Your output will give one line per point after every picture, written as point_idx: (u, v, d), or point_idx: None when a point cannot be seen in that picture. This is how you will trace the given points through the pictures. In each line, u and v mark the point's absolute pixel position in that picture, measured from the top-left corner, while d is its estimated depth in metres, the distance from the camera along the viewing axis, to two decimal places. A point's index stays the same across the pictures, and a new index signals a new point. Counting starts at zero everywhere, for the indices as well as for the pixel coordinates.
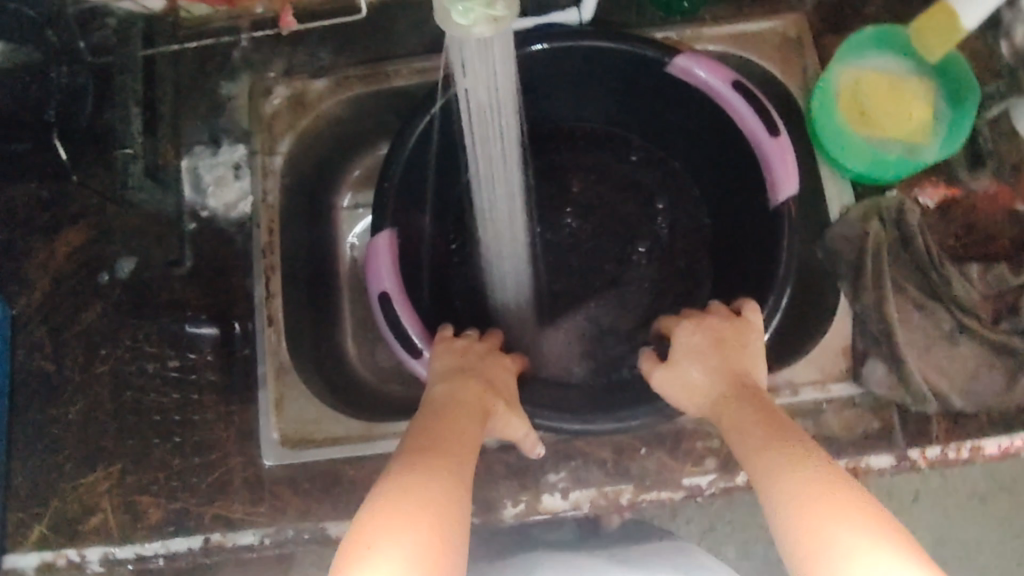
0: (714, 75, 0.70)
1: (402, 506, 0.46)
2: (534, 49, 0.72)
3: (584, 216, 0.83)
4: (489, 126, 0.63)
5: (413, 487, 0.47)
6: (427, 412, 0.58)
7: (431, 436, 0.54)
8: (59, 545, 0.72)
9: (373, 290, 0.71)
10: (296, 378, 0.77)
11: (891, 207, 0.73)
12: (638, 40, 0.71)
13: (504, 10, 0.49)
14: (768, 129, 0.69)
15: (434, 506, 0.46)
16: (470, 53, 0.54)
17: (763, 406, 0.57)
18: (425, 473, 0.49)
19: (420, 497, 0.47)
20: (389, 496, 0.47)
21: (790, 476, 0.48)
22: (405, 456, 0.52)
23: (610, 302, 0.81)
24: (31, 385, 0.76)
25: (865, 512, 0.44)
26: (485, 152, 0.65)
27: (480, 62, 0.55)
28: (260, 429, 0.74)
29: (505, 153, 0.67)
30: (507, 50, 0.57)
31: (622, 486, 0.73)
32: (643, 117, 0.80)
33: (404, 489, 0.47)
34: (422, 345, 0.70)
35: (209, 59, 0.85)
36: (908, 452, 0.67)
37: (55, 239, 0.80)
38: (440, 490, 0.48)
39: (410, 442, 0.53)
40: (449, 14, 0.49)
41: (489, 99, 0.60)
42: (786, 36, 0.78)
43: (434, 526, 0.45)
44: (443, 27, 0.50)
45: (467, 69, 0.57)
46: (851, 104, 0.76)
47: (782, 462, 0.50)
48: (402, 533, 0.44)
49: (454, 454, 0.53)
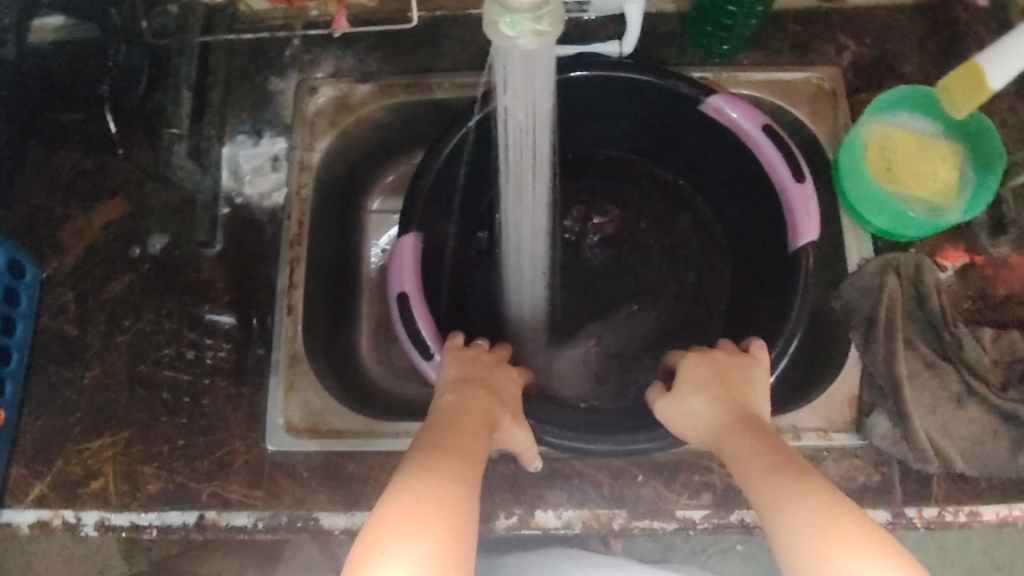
0: (745, 116, 0.71)
1: (414, 511, 0.44)
2: (574, 75, 0.73)
3: (606, 243, 0.84)
4: (523, 163, 0.63)
5: (422, 492, 0.45)
6: (436, 413, 0.57)
7: (439, 440, 0.52)
8: (56, 505, 0.74)
9: (393, 289, 0.71)
10: (308, 369, 0.78)
11: (909, 265, 0.75)
12: (674, 75, 0.73)
13: (550, 25, 0.45)
14: (794, 175, 0.70)
15: (445, 510, 0.44)
16: (511, 83, 0.53)
17: (767, 434, 0.56)
18: (435, 478, 0.47)
19: (433, 503, 0.45)
20: (400, 502, 0.44)
21: (802, 504, 0.47)
22: (415, 457, 0.50)
23: (622, 330, 0.81)
24: (51, 347, 0.79)
25: (888, 550, 0.43)
26: (516, 179, 0.65)
27: (522, 94, 0.55)
28: (266, 414, 0.76)
29: (538, 187, 0.67)
30: (547, 91, 0.56)
31: (616, 510, 0.71)
32: (675, 152, 0.81)
33: (414, 493, 0.45)
34: (434, 348, 0.68)
35: (260, 55, 0.87)
36: (906, 510, 0.68)
37: (93, 210, 0.83)
38: (452, 495, 0.46)
39: (421, 443, 0.52)
40: (494, 23, 0.45)
41: (526, 134, 0.60)
42: (820, 88, 0.83)
43: (447, 532, 0.43)
44: (486, 35, 0.46)
45: (508, 91, 0.55)
46: (878, 160, 0.77)
47: (792, 489, 0.48)
48: (419, 537, 0.42)
49: (464, 454, 0.51)
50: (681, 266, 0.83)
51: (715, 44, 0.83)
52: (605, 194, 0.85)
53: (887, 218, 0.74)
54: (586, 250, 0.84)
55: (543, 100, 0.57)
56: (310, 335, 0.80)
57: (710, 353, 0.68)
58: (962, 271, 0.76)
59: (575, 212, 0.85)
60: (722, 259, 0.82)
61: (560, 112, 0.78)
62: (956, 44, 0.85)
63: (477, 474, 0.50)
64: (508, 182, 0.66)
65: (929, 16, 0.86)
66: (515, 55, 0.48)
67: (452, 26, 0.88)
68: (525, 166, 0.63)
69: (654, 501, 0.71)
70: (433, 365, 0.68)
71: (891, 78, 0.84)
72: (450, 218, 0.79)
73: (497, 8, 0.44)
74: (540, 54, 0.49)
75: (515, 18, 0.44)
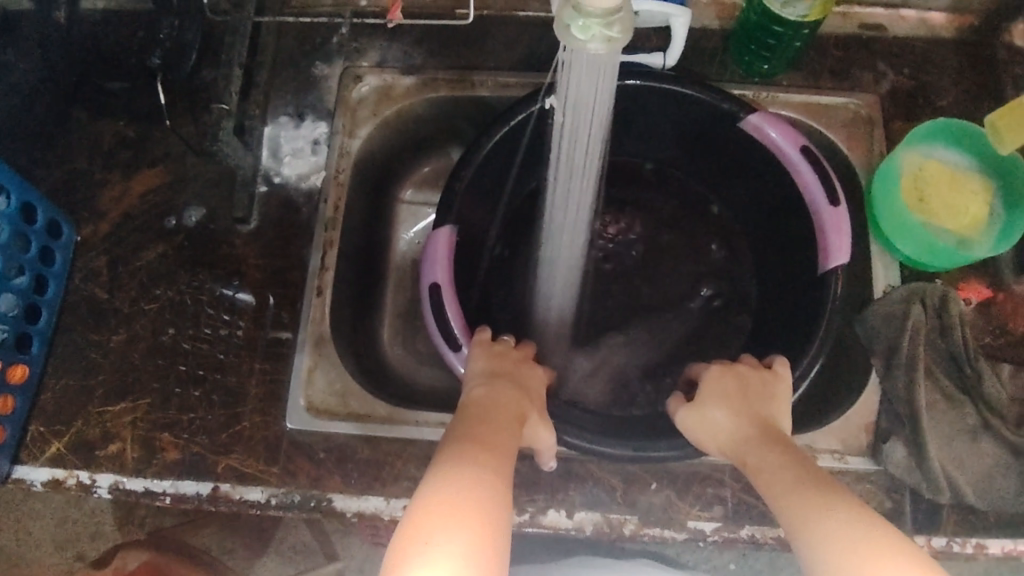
0: (784, 137, 0.72)
1: (455, 503, 0.45)
2: (626, 84, 0.74)
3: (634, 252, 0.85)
4: (574, 161, 0.64)
5: (461, 485, 0.46)
6: (468, 406, 0.58)
7: (472, 433, 0.53)
8: (71, 465, 0.74)
9: (425, 280, 0.71)
10: (333, 352, 0.78)
11: (936, 295, 0.75)
12: (717, 92, 0.73)
13: (620, 33, 0.46)
14: (829, 198, 0.71)
15: (483, 503, 0.45)
16: (575, 80, 0.54)
17: (790, 449, 0.57)
18: (471, 470, 0.48)
19: (473, 497, 0.45)
20: (438, 496, 0.45)
21: (831, 519, 0.47)
22: (448, 449, 0.51)
23: (644, 340, 0.82)
24: (80, 309, 0.79)
25: (922, 569, 0.43)
26: (565, 175, 0.66)
27: (584, 93, 0.56)
28: (288, 394, 0.76)
29: (586, 188, 0.68)
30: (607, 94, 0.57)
31: (628, 516, 0.71)
32: (711, 169, 0.83)
33: (452, 486, 0.46)
34: (461, 340, 0.69)
35: (308, 38, 0.88)
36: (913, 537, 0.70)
37: (131, 178, 0.83)
38: (489, 489, 0.47)
39: (453, 435, 0.53)
40: (567, 28, 0.46)
41: (582, 134, 0.61)
42: (857, 115, 0.84)
43: (488, 525, 0.44)
44: (558, 39, 0.47)
45: (570, 90, 0.56)
46: (911, 188, 0.78)
47: (820, 505, 0.48)
48: (461, 529, 0.43)
49: (496, 446, 0.52)
50: (707, 282, 0.84)
51: (756, 62, 0.84)
52: (638, 204, 0.86)
53: (916, 246, 0.75)
54: (614, 257, 0.85)
55: (603, 100, 0.58)
56: (336, 317, 0.81)
57: (732, 369, 0.68)
58: (983, 305, 0.77)
59: (608, 219, 0.86)
60: (749, 278, 0.83)
61: None
62: (993, 83, 0.86)
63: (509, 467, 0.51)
64: (558, 176, 0.67)
65: (969, 53, 0.87)
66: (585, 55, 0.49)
67: (499, 27, 0.89)
68: (575, 166, 0.64)
69: (666, 511, 0.71)
70: (459, 356, 0.69)
71: (928, 111, 0.85)
72: (486, 215, 0.79)
73: (570, 11, 0.45)
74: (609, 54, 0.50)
75: (586, 22, 0.45)
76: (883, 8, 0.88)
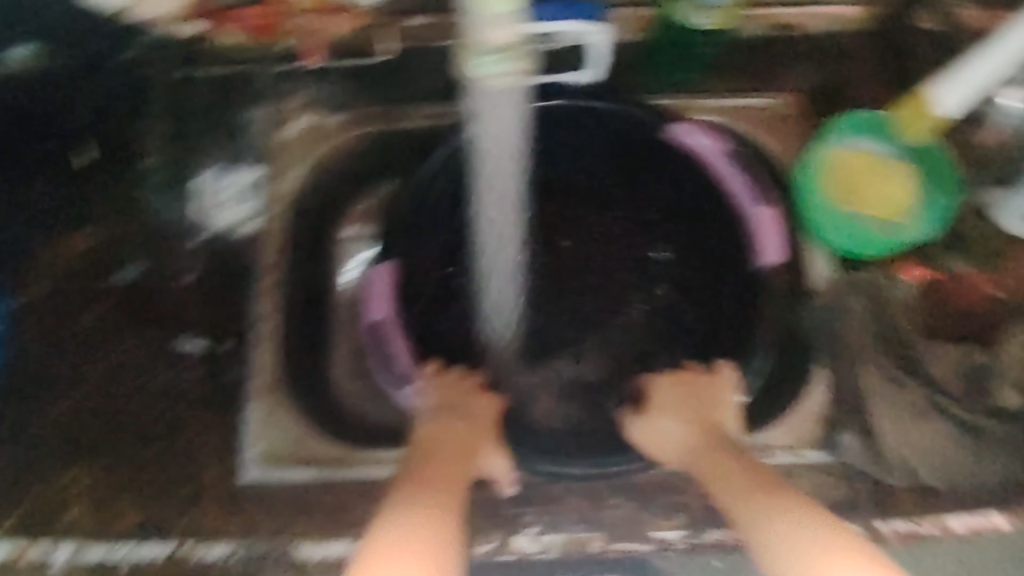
0: (711, 143, 0.77)
1: (407, 544, 0.44)
2: (556, 103, 0.78)
3: (577, 269, 0.83)
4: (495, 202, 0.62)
5: (414, 528, 0.46)
6: (419, 448, 0.58)
7: (420, 474, 0.53)
8: (25, 541, 0.68)
9: (368, 318, 0.70)
10: (285, 399, 0.79)
11: (867, 282, 0.79)
12: (644, 106, 0.78)
13: (526, 63, 0.44)
14: (756, 199, 0.76)
15: (436, 546, 0.45)
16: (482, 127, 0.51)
17: (750, 464, 0.62)
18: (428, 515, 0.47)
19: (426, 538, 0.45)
20: (390, 540, 0.45)
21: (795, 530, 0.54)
22: (395, 493, 0.51)
23: (593, 353, 0.81)
24: (19, 377, 0.76)
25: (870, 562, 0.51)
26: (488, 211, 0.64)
27: (491, 147, 0.52)
28: (240, 448, 0.76)
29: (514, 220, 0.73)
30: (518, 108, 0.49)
31: (593, 534, 0.70)
32: (643, 177, 0.82)
33: (405, 530, 0.46)
34: (407, 373, 0.68)
35: (230, 86, 0.85)
36: (877, 525, 0.68)
37: (58, 241, 0.80)
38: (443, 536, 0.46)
39: (402, 479, 0.52)
40: (473, 67, 0.44)
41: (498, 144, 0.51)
42: (777, 113, 0.88)
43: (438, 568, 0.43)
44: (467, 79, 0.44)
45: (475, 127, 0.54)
46: (840, 182, 0.79)
47: (777, 511, 0.56)
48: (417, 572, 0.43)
49: (446, 485, 0.52)
50: (652, 291, 0.82)
51: (677, 72, 0.86)
52: (575, 221, 0.84)
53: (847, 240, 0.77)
54: (556, 275, 0.83)
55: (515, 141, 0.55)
56: (283, 365, 0.80)
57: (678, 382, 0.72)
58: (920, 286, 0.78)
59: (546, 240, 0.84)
60: (693, 281, 0.82)
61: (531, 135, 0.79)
62: None
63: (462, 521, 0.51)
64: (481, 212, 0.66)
65: None
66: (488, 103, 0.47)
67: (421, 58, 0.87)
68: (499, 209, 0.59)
69: (629, 524, 0.71)
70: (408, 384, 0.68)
71: (850, 104, 0.86)
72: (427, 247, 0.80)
73: (474, 50, 0.43)
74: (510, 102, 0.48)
75: (494, 58, 0.42)
76: (791, 7, 0.85)
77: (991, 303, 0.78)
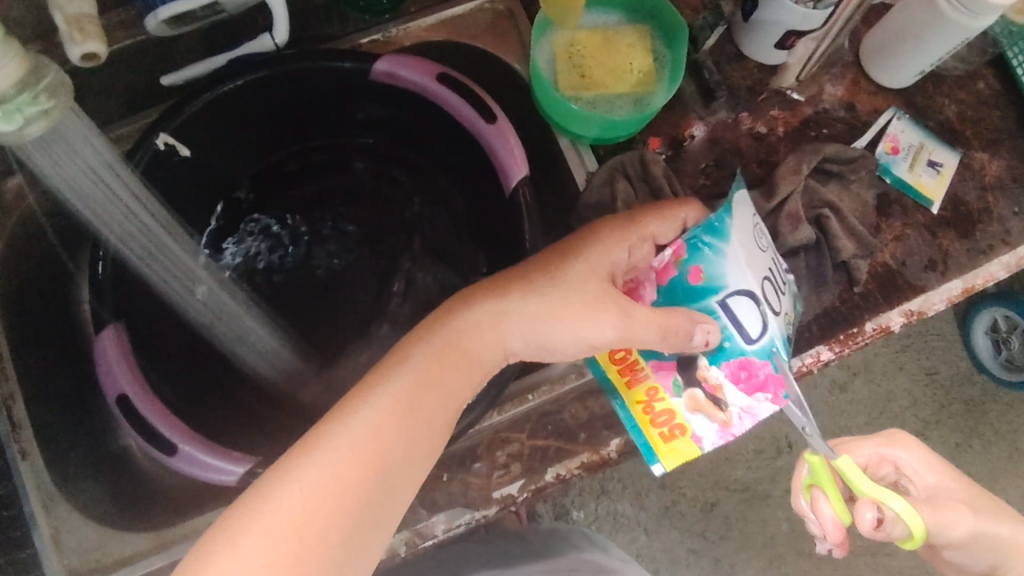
0: (417, 73, 0.67)
1: (382, 447, 0.44)
2: (233, 84, 0.65)
3: (344, 239, 0.79)
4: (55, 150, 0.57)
5: (382, 440, 0.44)
6: (430, 375, 0.47)
7: (409, 411, 0.45)
8: None
9: (111, 395, 0.61)
10: (69, 506, 0.65)
11: (633, 162, 0.72)
12: (335, 52, 0.67)
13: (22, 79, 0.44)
14: (484, 114, 0.67)
15: (382, 458, 0.43)
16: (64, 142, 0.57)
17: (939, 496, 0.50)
18: (582, 305, 0.51)
19: (421, 427, 0.46)
20: (362, 438, 0.43)
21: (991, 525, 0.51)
22: (362, 420, 0.44)
23: (382, 332, 0.76)
24: None
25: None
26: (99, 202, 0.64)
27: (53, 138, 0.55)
28: (38, 543, 0.64)
29: (97, 180, 0.62)
30: (89, 135, 0.59)
31: (434, 518, 0.66)
32: (398, 137, 0.77)
33: (372, 437, 0.43)
34: (177, 441, 0.59)
35: None
36: None
37: None
38: (456, 381, 0.48)
39: (388, 406, 0.45)
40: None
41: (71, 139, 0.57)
42: (497, 12, 0.79)
43: (373, 486, 0.43)
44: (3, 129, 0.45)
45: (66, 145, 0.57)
46: (569, 66, 0.73)
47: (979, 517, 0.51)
48: (278, 527, 0.39)
49: (404, 448, 0.45)
50: (426, 247, 0.78)
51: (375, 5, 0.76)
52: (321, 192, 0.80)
53: (596, 126, 0.71)
54: (322, 259, 0.78)
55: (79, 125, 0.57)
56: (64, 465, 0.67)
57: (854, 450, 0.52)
58: (685, 151, 0.75)
59: (284, 226, 0.79)
60: (467, 218, 0.77)
61: (242, 122, 0.71)
62: None
63: (654, 336, 0.51)
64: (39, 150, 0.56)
65: None
66: (40, 141, 0.55)
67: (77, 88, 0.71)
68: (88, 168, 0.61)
69: (469, 495, 0.67)
70: (228, 461, 0.58)
71: None
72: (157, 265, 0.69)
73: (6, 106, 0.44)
74: (71, 117, 0.56)
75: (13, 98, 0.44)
76: None
77: (755, 146, 0.75)
